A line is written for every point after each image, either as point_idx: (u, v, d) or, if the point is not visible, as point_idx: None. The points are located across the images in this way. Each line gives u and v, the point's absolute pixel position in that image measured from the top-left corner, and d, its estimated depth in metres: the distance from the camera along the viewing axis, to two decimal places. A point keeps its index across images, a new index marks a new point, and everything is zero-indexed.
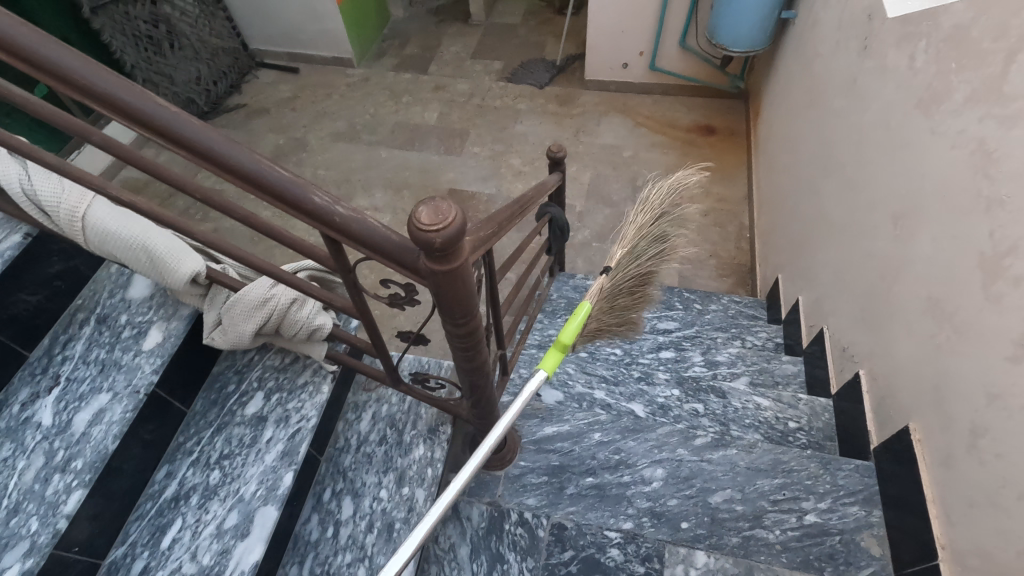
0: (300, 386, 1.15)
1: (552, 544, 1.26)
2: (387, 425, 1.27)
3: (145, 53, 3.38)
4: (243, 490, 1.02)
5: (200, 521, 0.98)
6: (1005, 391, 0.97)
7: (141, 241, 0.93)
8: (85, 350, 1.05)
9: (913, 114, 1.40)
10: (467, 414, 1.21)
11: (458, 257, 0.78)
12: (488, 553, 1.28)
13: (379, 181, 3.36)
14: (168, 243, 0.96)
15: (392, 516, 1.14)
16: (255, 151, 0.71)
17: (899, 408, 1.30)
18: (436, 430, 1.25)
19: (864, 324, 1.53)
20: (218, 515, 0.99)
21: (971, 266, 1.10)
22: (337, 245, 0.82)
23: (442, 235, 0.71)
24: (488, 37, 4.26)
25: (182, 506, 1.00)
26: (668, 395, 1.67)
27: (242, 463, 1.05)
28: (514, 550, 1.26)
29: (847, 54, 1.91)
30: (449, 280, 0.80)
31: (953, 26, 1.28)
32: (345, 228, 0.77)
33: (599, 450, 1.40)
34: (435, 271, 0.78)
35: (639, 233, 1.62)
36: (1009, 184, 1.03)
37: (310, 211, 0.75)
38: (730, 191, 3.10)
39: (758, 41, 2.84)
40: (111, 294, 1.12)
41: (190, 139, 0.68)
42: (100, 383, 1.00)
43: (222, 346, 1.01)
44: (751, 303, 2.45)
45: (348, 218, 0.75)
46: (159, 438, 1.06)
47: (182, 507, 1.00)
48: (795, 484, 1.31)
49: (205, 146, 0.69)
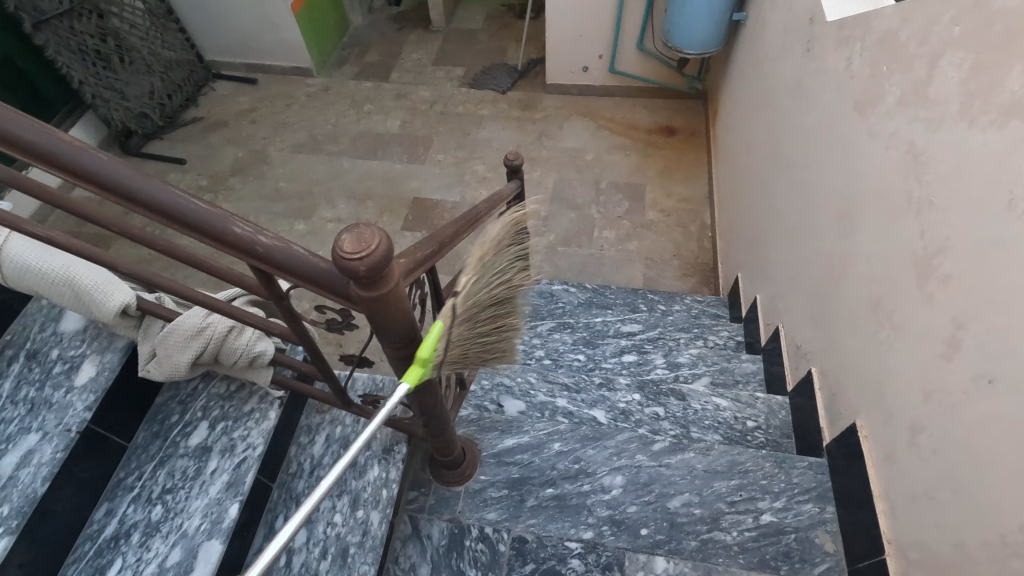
0: (246, 413, 1.13)
1: (514, 558, 1.27)
2: (341, 447, 1.25)
3: (94, 68, 3.27)
4: (186, 525, 0.99)
5: (141, 560, 0.95)
6: (939, 387, 0.99)
7: (62, 273, 0.91)
8: (15, 390, 1.02)
9: (852, 116, 1.43)
10: (422, 432, 1.20)
11: (387, 283, 0.77)
12: (449, 570, 1.27)
13: (342, 192, 3.31)
14: (93, 274, 0.94)
15: (347, 541, 1.14)
16: (172, 186, 0.70)
17: (847, 405, 1.33)
18: (391, 449, 1.24)
19: (815, 322, 1.56)
20: (160, 552, 0.96)
21: (906, 265, 1.12)
22: (266, 276, 0.80)
23: (365, 262, 0.70)
24: (449, 43, 4.24)
25: (122, 545, 0.97)
26: (629, 400, 1.67)
27: (185, 497, 1.02)
28: (475, 566, 1.26)
29: (793, 57, 1.95)
30: (382, 306, 0.79)
31: (884, 30, 1.31)
32: (270, 259, 0.75)
33: (558, 460, 1.40)
34: (366, 298, 0.77)
35: (499, 238, 1.07)
36: (936, 186, 1.06)
37: (232, 243, 0.73)
38: (691, 191, 3.13)
39: (712, 43, 2.88)
40: (44, 328, 1.10)
41: (104, 177, 0.67)
42: (29, 423, 0.98)
43: (157, 378, 0.98)
44: (714, 301, 2.48)
45: (272, 248, 0.74)
46: (95, 476, 1.02)
47: (122, 546, 0.97)
48: (750, 484, 1.33)
49: (119, 182, 0.68)
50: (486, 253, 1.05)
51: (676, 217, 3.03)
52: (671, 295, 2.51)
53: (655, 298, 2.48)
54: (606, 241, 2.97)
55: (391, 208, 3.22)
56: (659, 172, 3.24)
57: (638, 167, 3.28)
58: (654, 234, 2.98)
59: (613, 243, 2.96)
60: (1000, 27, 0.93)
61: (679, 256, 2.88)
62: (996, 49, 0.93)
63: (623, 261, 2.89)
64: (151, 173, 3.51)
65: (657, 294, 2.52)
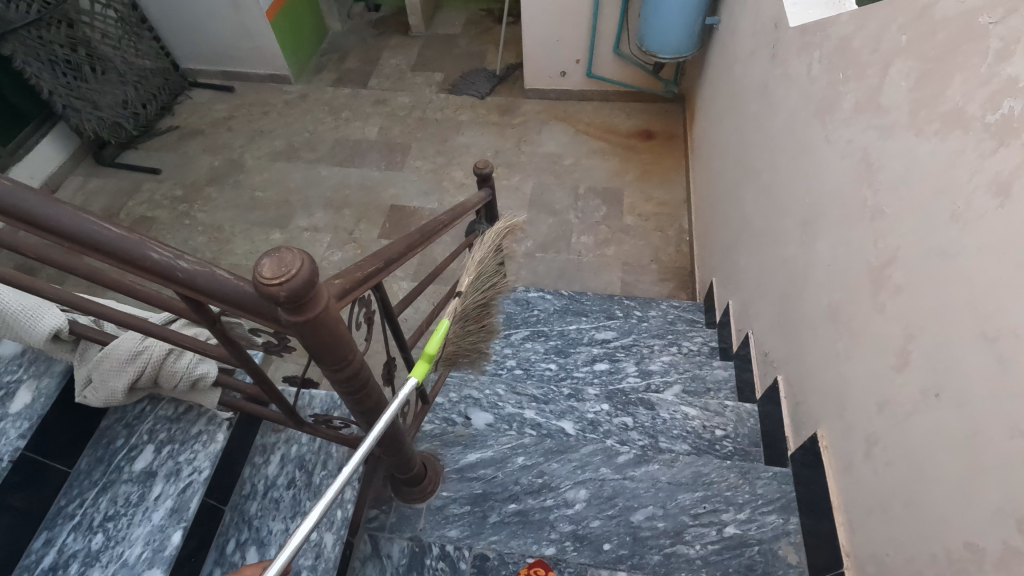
0: (193, 436, 1.11)
1: None
2: (296, 467, 1.22)
3: (64, 78, 3.22)
4: (127, 553, 0.96)
5: None
6: (892, 399, 0.98)
7: None
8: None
9: (812, 122, 1.42)
10: (376, 450, 1.17)
11: (316, 305, 0.74)
12: None
13: (319, 200, 3.28)
14: (21, 301, 0.95)
15: (299, 564, 1.12)
16: (82, 210, 0.67)
17: (810, 414, 1.32)
18: (347, 468, 1.22)
19: (781, 329, 1.55)
20: None
21: (862, 274, 1.11)
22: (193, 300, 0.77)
23: (286, 287, 0.68)
24: (428, 48, 4.22)
25: None
26: (598, 411, 1.66)
27: (127, 524, 0.99)
28: None
29: (760, 62, 1.95)
30: (312, 329, 0.77)
31: (840, 37, 1.30)
32: (192, 284, 0.72)
33: (522, 474, 1.38)
34: (294, 321, 0.74)
35: (485, 258, 1.40)
36: (887, 195, 1.05)
37: (150, 268, 0.71)
38: (670, 194, 3.12)
39: (686, 47, 2.88)
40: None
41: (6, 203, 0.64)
42: None
43: (94, 402, 0.97)
44: (690, 307, 2.47)
45: (192, 273, 0.71)
46: (33, 505, 0.99)
47: None
48: (714, 496, 1.31)
49: (24, 208, 0.66)
50: (473, 272, 1.35)
51: (654, 221, 3.02)
52: (647, 301, 2.51)
53: (631, 305, 2.47)
54: (584, 247, 2.95)
55: (368, 216, 3.19)
56: (637, 176, 3.23)
57: (617, 171, 3.27)
58: (632, 238, 2.97)
59: (591, 248, 2.95)
60: (944, 35, 0.93)
61: (656, 260, 2.87)
62: (940, 57, 0.93)
63: (601, 266, 2.87)
64: (125, 183, 3.46)
65: (634, 300, 2.51)
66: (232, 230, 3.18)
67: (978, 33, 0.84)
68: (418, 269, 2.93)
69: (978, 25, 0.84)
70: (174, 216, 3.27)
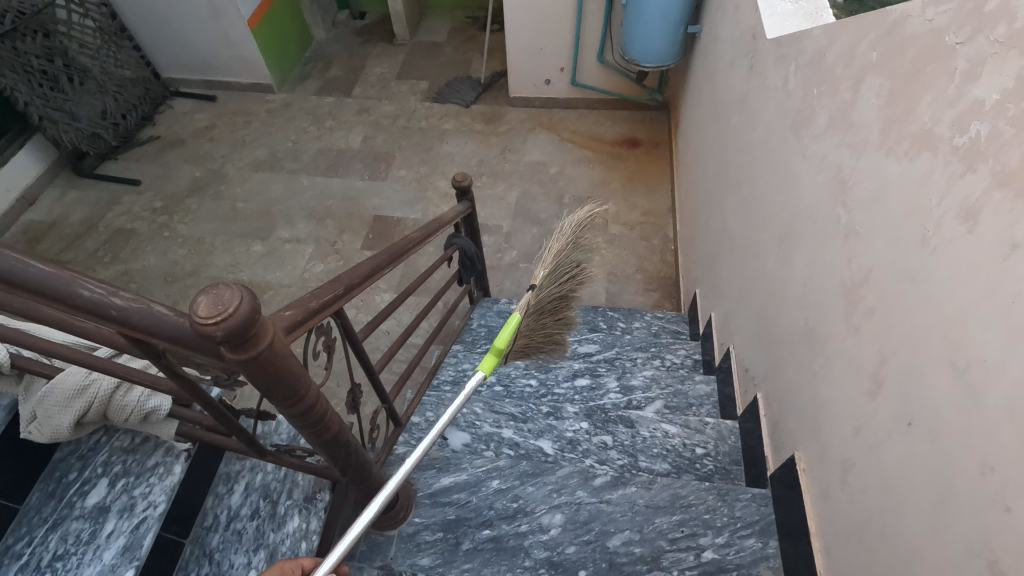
0: (149, 468, 1.07)
1: None
2: (260, 497, 1.18)
3: (41, 89, 3.15)
4: None
5: None
6: (866, 424, 0.96)
7: None
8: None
9: (789, 136, 1.40)
10: (342, 479, 1.14)
11: (261, 342, 0.71)
12: None
13: (301, 211, 3.24)
14: None
15: None
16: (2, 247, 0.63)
17: (788, 434, 1.29)
18: (313, 497, 1.18)
19: (761, 345, 1.53)
20: None
21: (836, 294, 1.09)
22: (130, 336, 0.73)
23: (223, 326, 0.65)
24: (413, 56, 4.19)
25: None
26: (577, 429, 1.63)
27: (77, 563, 0.95)
28: None
29: (739, 72, 1.93)
30: (257, 366, 0.73)
31: (815, 50, 1.28)
32: (127, 321, 0.69)
33: (496, 499, 1.34)
34: (237, 359, 0.71)
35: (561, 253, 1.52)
36: (860, 214, 1.03)
37: (80, 307, 0.67)
38: (654, 203, 3.11)
39: (669, 56, 2.86)
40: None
41: None
42: None
43: (38, 439, 0.95)
44: (674, 318, 2.46)
45: (126, 310, 0.67)
46: None
47: None
48: (693, 520, 1.28)
49: None
50: (549, 265, 1.47)
51: (639, 231, 3.00)
52: (631, 312, 2.49)
53: (615, 316, 2.45)
54: None
55: (351, 227, 3.15)
56: (623, 184, 3.21)
57: (602, 179, 3.25)
58: (617, 248, 2.94)
59: None
60: (912, 53, 0.90)
61: (641, 270, 2.86)
62: (909, 75, 0.90)
63: None
64: (104, 194, 3.40)
65: (618, 310, 2.49)
66: (213, 242, 3.13)
67: (945, 52, 0.82)
68: (401, 280, 2.89)
69: (945, 44, 0.82)
70: (154, 228, 3.21)
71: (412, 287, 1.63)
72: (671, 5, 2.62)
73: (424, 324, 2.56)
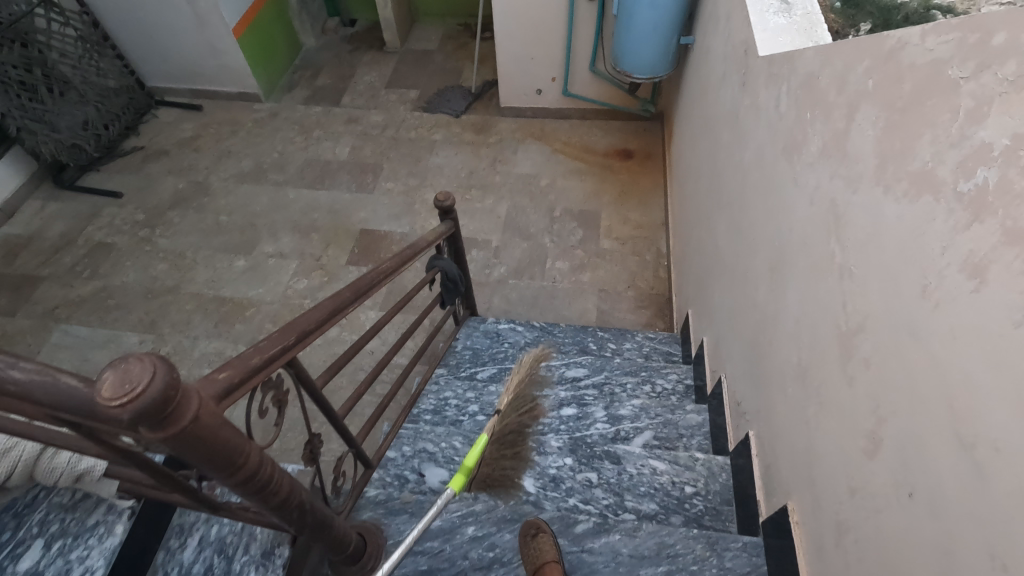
0: (89, 528, 1.03)
1: None
2: (214, 552, 1.07)
3: (19, 100, 3.07)
4: None
5: None
6: (863, 485, 0.88)
7: None
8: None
9: (780, 160, 1.32)
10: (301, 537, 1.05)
11: (182, 418, 0.63)
12: None
13: (286, 224, 3.16)
14: None
15: None
16: None
17: (781, 480, 1.21)
18: (271, 552, 1.08)
19: (752, 380, 1.45)
20: None
21: (830, 338, 1.02)
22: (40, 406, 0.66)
23: (130, 408, 0.57)
24: (403, 64, 4.12)
25: None
26: (560, 466, 1.56)
27: None
28: None
29: (730, 88, 1.86)
30: (180, 443, 0.65)
31: (807, 73, 1.21)
32: (29, 396, 0.61)
33: (471, 547, 1.28)
34: (155, 437, 0.63)
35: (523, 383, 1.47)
36: (855, 254, 0.95)
37: None
38: (647, 217, 3.03)
39: (661, 67, 2.79)
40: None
41: None
42: None
43: None
44: (666, 338, 2.38)
45: (26, 385, 0.60)
46: None
47: None
48: (680, 571, 1.20)
49: None
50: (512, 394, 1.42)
51: (631, 245, 2.93)
52: (622, 332, 2.42)
53: (605, 336, 2.38)
54: (559, 272, 2.85)
55: (337, 241, 3.07)
56: (615, 197, 3.13)
57: (594, 192, 3.17)
58: (608, 263, 2.87)
59: (566, 274, 2.85)
60: (910, 84, 0.83)
61: (633, 286, 2.78)
62: (906, 107, 0.83)
63: (576, 293, 2.77)
64: (84, 207, 3.32)
65: (608, 330, 2.42)
66: (194, 256, 3.05)
67: (946, 86, 0.74)
68: (386, 297, 2.82)
69: (946, 78, 0.74)
70: (134, 242, 3.13)
71: (404, 305, 1.54)
72: (662, 16, 2.55)
73: (409, 344, 2.48)
